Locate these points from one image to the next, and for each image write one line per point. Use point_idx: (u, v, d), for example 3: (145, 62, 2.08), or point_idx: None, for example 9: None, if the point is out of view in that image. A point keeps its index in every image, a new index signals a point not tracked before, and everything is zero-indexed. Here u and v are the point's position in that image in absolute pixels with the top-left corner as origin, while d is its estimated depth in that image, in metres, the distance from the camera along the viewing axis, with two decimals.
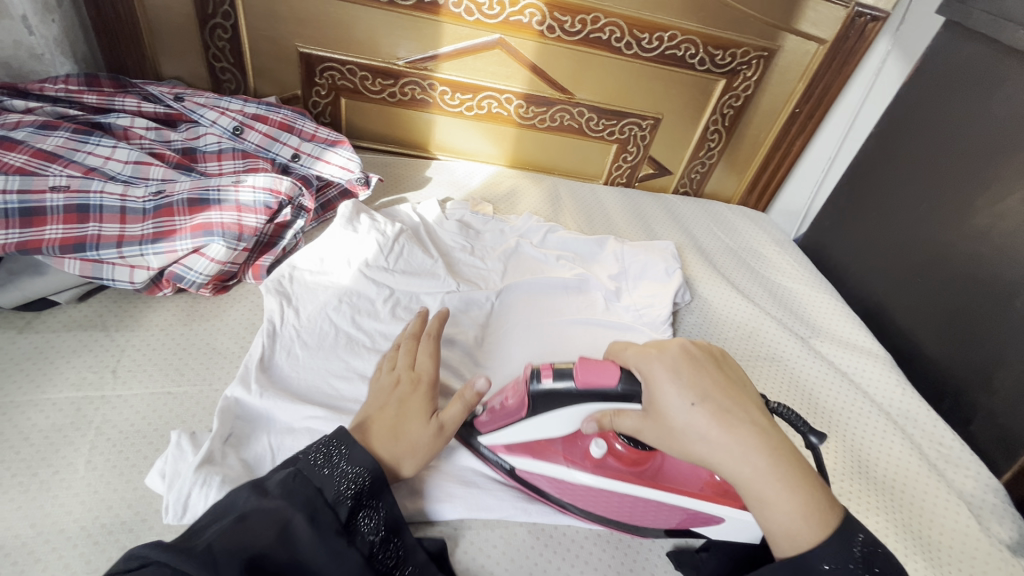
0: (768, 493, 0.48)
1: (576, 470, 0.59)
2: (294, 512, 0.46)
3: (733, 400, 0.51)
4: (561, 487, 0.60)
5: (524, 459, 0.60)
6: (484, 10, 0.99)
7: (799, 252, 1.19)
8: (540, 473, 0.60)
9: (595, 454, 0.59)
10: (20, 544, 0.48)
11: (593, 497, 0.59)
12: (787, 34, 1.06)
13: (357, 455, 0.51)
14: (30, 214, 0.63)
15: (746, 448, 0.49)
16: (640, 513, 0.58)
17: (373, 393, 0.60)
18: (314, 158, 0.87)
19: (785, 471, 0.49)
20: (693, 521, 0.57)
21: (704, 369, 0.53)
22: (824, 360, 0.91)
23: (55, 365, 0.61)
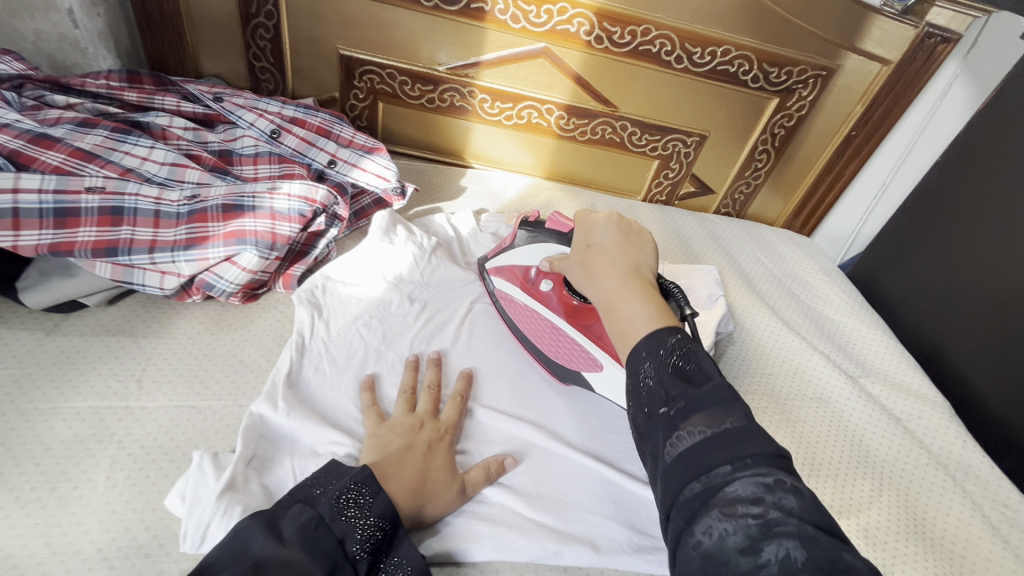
0: (616, 303, 0.55)
1: (527, 295, 0.73)
2: (315, 567, 0.42)
3: (617, 248, 0.60)
4: (516, 308, 0.75)
5: (501, 279, 0.76)
6: (531, 17, 0.96)
7: (848, 281, 1.13)
8: (507, 291, 0.75)
9: (545, 289, 0.73)
10: (35, 564, 0.46)
11: (530, 323, 0.73)
12: (849, 53, 1.00)
13: (379, 504, 0.48)
14: (64, 215, 0.61)
15: (606, 271, 0.58)
16: (554, 343, 0.71)
17: (391, 430, 0.58)
18: (350, 165, 0.85)
19: (634, 289, 0.55)
20: (585, 363, 0.69)
21: (607, 227, 0.62)
22: (874, 402, 0.85)
23: (81, 372, 0.60)
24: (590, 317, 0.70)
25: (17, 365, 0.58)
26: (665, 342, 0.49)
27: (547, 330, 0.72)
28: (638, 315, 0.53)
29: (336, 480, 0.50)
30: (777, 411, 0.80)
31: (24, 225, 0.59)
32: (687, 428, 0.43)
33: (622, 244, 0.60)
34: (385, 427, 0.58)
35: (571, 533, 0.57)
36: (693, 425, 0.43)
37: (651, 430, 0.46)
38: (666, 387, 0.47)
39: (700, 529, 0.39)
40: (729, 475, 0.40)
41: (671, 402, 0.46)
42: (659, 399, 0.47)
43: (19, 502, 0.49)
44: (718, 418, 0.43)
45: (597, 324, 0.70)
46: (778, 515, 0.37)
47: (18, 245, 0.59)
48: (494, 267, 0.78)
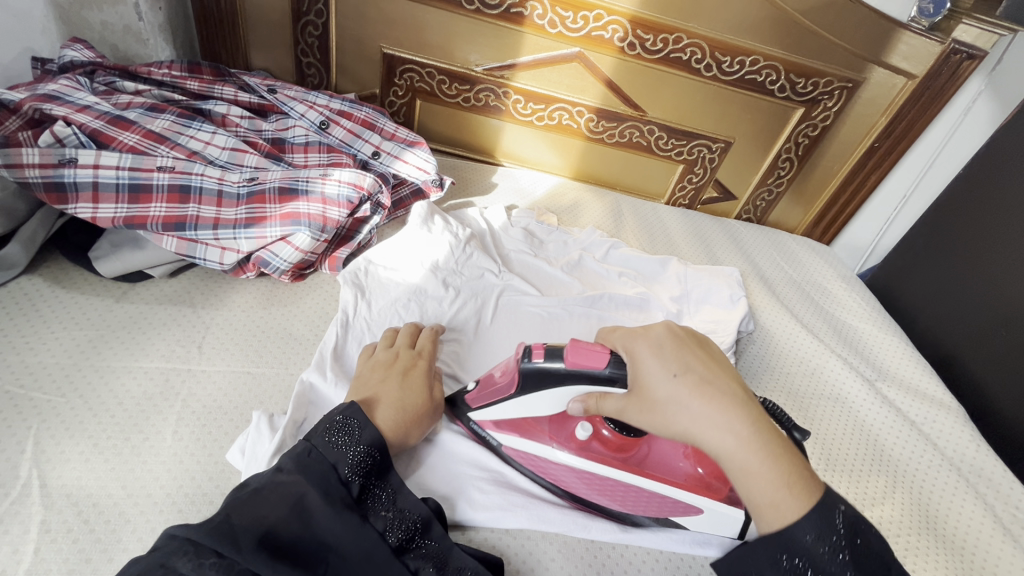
0: (752, 464, 0.47)
1: (559, 450, 0.61)
2: (309, 486, 0.46)
3: (711, 374, 0.51)
4: (546, 469, 0.62)
5: (511, 438, 0.62)
6: (568, 23, 1.00)
7: (866, 289, 1.15)
8: (525, 450, 0.62)
9: (580, 436, 0.61)
10: (113, 504, 0.50)
11: (575, 478, 0.61)
12: (875, 66, 1.03)
13: (368, 434, 0.51)
14: (137, 190, 0.67)
15: (726, 421, 0.48)
16: (620, 499, 0.60)
17: (368, 368, 0.61)
18: (393, 157, 0.89)
19: (769, 443, 0.47)
20: (671, 508, 0.59)
21: (682, 343, 0.53)
22: (889, 405, 0.88)
23: (147, 336, 0.64)
24: (631, 447, 0.62)
25: (91, 327, 0.63)
26: (834, 522, 0.45)
27: (602, 484, 0.60)
28: (783, 481, 0.46)
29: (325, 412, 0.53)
30: (795, 411, 0.83)
31: (103, 198, 0.66)
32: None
33: (710, 367, 0.52)
34: (363, 367, 0.61)
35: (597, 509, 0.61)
36: None
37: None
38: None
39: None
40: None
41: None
42: None
43: (97, 447, 0.54)
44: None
45: (642, 450, 0.62)
46: None
47: (96, 216, 0.65)
48: (488, 420, 0.63)
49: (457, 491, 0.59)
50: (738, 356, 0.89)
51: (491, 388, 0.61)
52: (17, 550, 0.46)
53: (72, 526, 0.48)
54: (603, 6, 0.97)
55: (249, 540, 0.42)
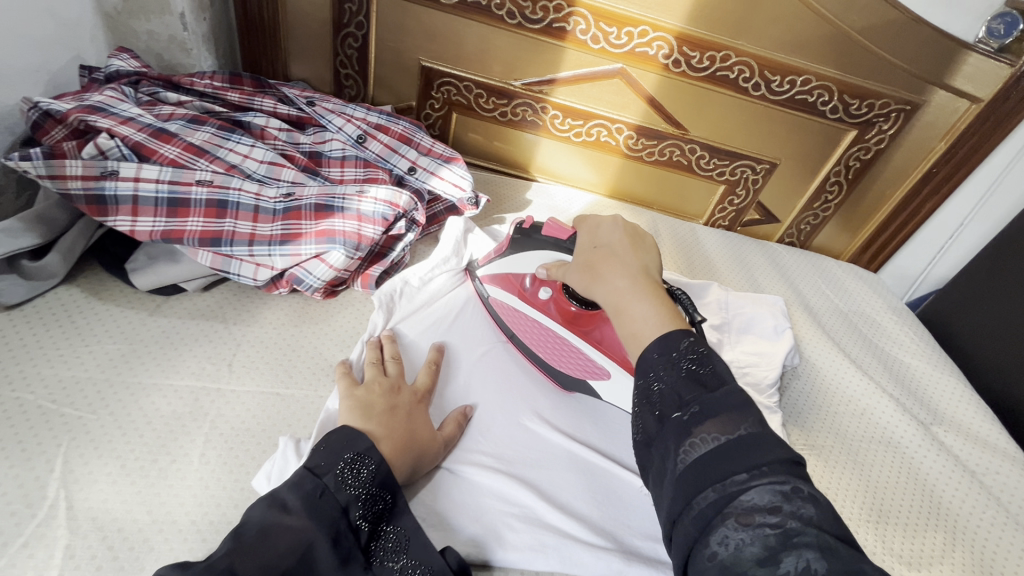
0: (626, 304, 0.54)
1: (525, 304, 0.73)
2: (318, 534, 0.45)
3: (624, 250, 0.60)
4: (512, 317, 0.74)
5: (497, 287, 0.75)
6: (611, 39, 0.97)
7: (919, 323, 1.08)
8: (502, 299, 0.75)
9: (542, 297, 0.72)
10: (138, 530, 0.49)
11: (531, 332, 0.73)
12: (936, 88, 0.97)
13: (381, 473, 0.51)
14: (175, 205, 0.66)
15: (614, 274, 0.57)
16: (555, 354, 0.71)
17: (371, 391, 0.59)
18: (429, 173, 0.87)
19: (644, 290, 0.54)
20: (591, 372, 0.69)
21: (616, 228, 0.63)
22: (947, 452, 0.82)
23: (178, 352, 0.64)
24: (588, 324, 0.69)
25: (124, 341, 0.63)
26: (678, 345, 0.48)
27: (548, 341, 0.71)
28: (649, 318, 0.52)
29: (340, 442, 0.51)
30: (845, 454, 0.78)
31: (142, 211, 0.65)
32: (700, 434, 0.42)
33: (628, 243, 0.60)
34: (362, 389, 0.59)
35: (635, 556, 0.57)
36: (707, 430, 0.42)
37: (662, 435, 0.44)
38: (679, 390, 0.45)
39: (715, 539, 0.37)
40: (746, 482, 0.39)
41: (684, 406, 0.44)
42: (673, 404, 0.45)
43: (125, 469, 0.52)
44: (732, 423, 0.42)
45: (597, 332, 0.69)
46: (796, 524, 0.36)
47: (134, 230, 0.65)
48: (487, 274, 0.77)
49: (487, 529, 0.56)
50: (782, 391, 0.85)
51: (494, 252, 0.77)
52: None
53: (96, 552, 0.47)
54: (648, 22, 0.94)
55: None
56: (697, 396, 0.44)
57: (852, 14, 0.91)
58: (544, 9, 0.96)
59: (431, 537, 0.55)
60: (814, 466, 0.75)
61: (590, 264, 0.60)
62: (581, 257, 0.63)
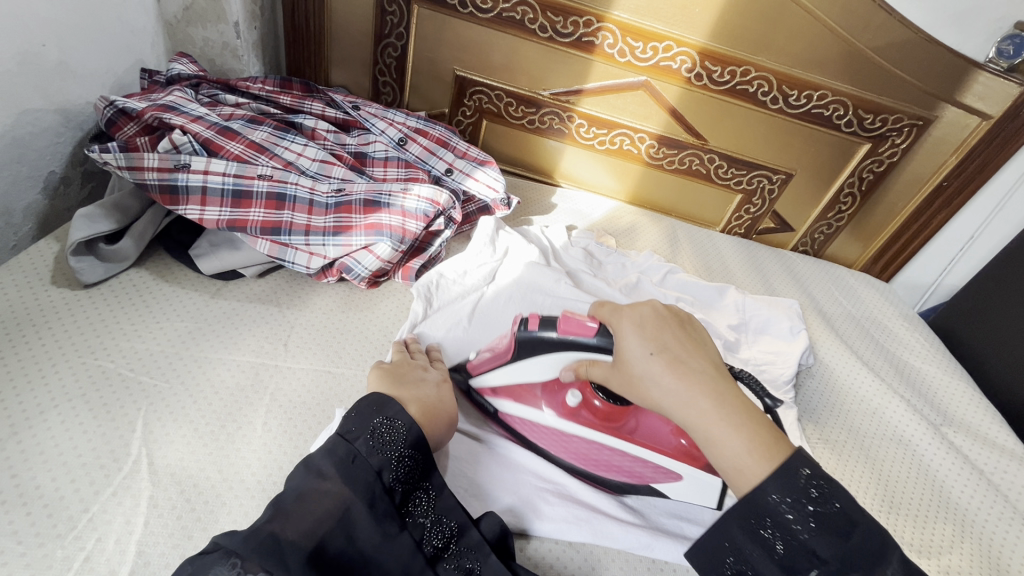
0: (717, 433, 0.50)
1: (551, 416, 0.67)
2: (354, 497, 0.48)
3: (686, 351, 0.54)
4: (538, 433, 0.67)
5: (507, 403, 0.69)
6: (637, 53, 1.03)
7: (930, 331, 1.12)
8: (518, 414, 0.68)
9: (569, 403, 0.67)
10: (212, 486, 0.54)
11: (565, 448, 0.66)
12: (947, 105, 1.01)
13: (409, 436, 0.53)
14: (239, 197, 0.72)
15: (690, 393, 0.51)
16: (602, 464, 0.65)
17: (399, 365, 0.64)
18: (465, 175, 0.93)
19: (734, 413, 0.50)
20: (648, 471, 0.64)
21: (661, 321, 0.57)
22: (957, 451, 0.85)
23: (239, 331, 0.69)
24: (620, 417, 0.67)
25: (190, 319, 0.68)
26: (798, 481, 0.47)
27: (589, 450, 0.66)
28: (748, 451, 0.48)
29: (368, 410, 0.54)
30: (858, 449, 0.82)
31: (209, 201, 0.71)
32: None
33: (687, 345, 0.55)
34: (402, 365, 0.64)
35: (660, 531, 0.61)
36: None
37: None
38: (816, 545, 0.45)
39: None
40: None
41: (823, 564, 0.45)
42: (807, 559, 0.45)
43: (197, 431, 0.58)
44: (873, 574, 0.44)
45: (631, 422, 0.67)
46: None
47: (203, 217, 0.71)
48: (488, 387, 0.69)
49: (523, 501, 0.61)
50: (797, 389, 0.89)
51: (489, 357, 0.69)
52: (130, 522, 0.50)
53: (176, 503, 0.52)
54: (673, 38, 1.00)
55: (298, 561, 0.43)
56: (834, 554, 0.45)
57: (867, 34, 0.96)
58: (574, 24, 1.02)
59: (472, 505, 0.59)
60: (829, 460, 0.79)
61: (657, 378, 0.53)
62: (640, 365, 0.54)
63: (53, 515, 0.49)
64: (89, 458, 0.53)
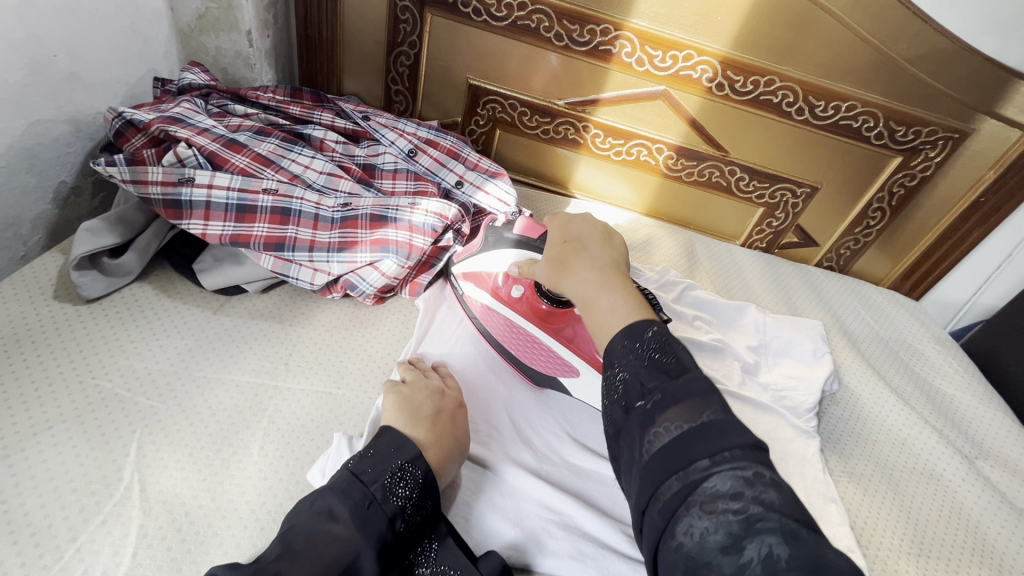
0: (594, 296, 0.57)
1: (499, 301, 0.73)
2: (365, 545, 0.46)
3: (592, 245, 0.63)
4: (486, 314, 0.75)
5: (469, 286, 0.76)
6: (656, 62, 1.00)
7: (963, 354, 1.06)
8: (475, 296, 0.75)
9: (515, 295, 0.73)
10: (204, 515, 0.52)
11: (501, 329, 0.73)
12: (985, 117, 0.96)
13: (425, 484, 0.52)
14: (244, 211, 0.71)
15: (581, 268, 0.60)
16: (525, 351, 0.72)
17: (418, 391, 0.62)
18: (475, 187, 0.90)
19: (611, 284, 0.57)
20: (560, 368, 0.70)
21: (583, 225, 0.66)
22: (991, 487, 0.80)
23: (239, 349, 0.67)
24: (561, 321, 0.71)
25: (190, 337, 0.67)
26: (644, 335, 0.51)
27: (519, 337, 0.72)
28: (615, 310, 0.54)
29: (388, 453, 0.53)
30: (885, 484, 0.77)
31: (213, 216, 0.70)
32: (664, 424, 0.45)
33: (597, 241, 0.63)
34: (406, 387, 0.62)
35: None
36: (671, 420, 0.44)
37: (628, 425, 0.47)
38: (644, 380, 0.48)
39: (682, 529, 0.40)
40: (708, 469, 0.41)
41: (648, 396, 0.47)
42: (637, 395, 0.48)
43: (192, 457, 0.56)
44: (694, 412, 0.44)
45: (569, 329, 0.71)
46: (757, 510, 0.38)
47: (206, 232, 0.70)
48: (463, 272, 0.77)
49: (528, 534, 0.58)
50: (819, 415, 0.84)
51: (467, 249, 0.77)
52: (118, 553, 0.48)
53: (166, 533, 0.50)
54: (693, 47, 0.96)
55: None
56: (657, 385, 0.47)
57: (900, 43, 0.91)
58: (592, 33, 0.99)
59: (472, 540, 0.57)
60: (851, 493, 0.75)
61: (559, 260, 0.62)
62: (550, 253, 0.64)
63: (40, 544, 0.48)
64: (80, 484, 0.52)
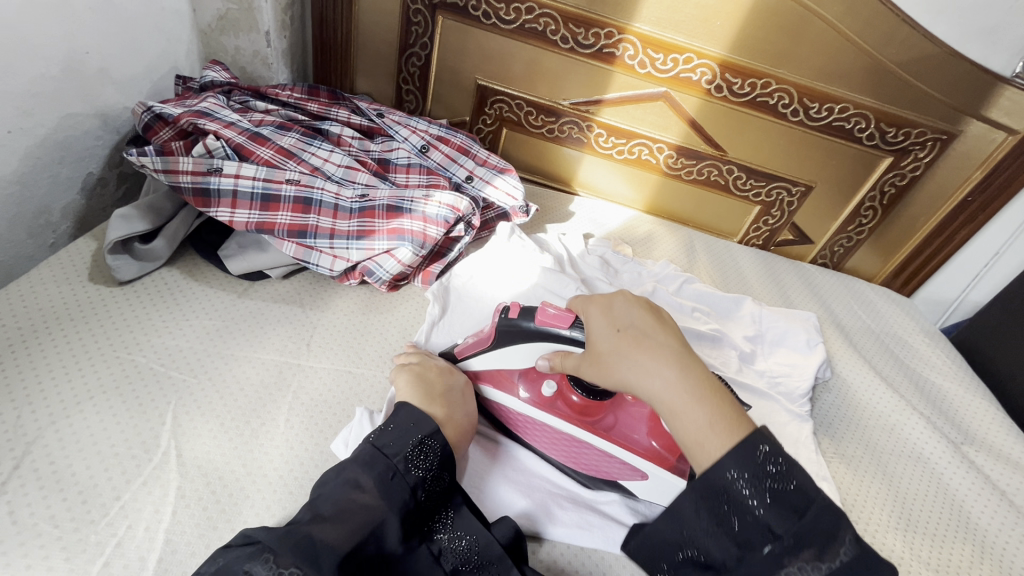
0: (680, 407, 0.52)
1: (528, 406, 0.66)
2: (388, 512, 0.50)
3: (653, 329, 0.57)
4: (519, 422, 0.68)
5: (490, 391, 0.69)
6: (657, 64, 1.04)
7: (953, 348, 1.10)
8: (502, 403, 0.68)
9: (546, 393, 0.66)
10: (236, 479, 0.56)
11: (539, 438, 0.67)
12: (972, 119, 1.00)
13: (443, 459, 0.55)
14: (268, 200, 0.75)
15: (656, 368, 0.54)
16: (578, 459, 0.65)
17: (430, 369, 0.66)
18: (485, 182, 0.94)
19: (695, 390, 0.52)
20: (620, 471, 0.63)
21: (628, 306, 0.59)
22: (978, 471, 0.84)
23: (264, 330, 0.71)
24: (598, 413, 0.66)
25: (218, 318, 0.71)
26: (756, 459, 0.49)
27: (562, 443, 0.66)
28: (710, 424, 0.51)
29: (408, 428, 0.56)
30: (875, 466, 0.81)
31: (239, 204, 0.74)
32: (798, 565, 0.46)
33: (655, 324, 0.57)
34: (419, 366, 0.66)
35: None
36: (806, 564, 0.46)
37: (750, 565, 0.47)
38: (770, 521, 0.47)
39: None
40: None
41: (776, 539, 0.47)
42: (761, 535, 0.47)
43: (224, 426, 0.60)
44: (828, 553, 0.46)
45: (608, 418, 0.67)
46: None
47: (233, 220, 0.74)
48: (473, 372, 0.70)
49: (538, 505, 0.61)
50: (813, 402, 0.88)
51: (471, 342, 0.69)
52: (159, 511, 0.52)
53: (202, 495, 0.54)
54: (693, 50, 1.01)
55: (329, 562, 0.45)
56: (787, 530, 0.47)
57: (890, 48, 0.96)
58: (596, 36, 1.03)
59: (486, 510, 0.60)
60: (843, 474, 0.78)
61: (620, 353, 0.56)
62: (606, 342, 0.57)
63: (87, 501, 0.51)
64: (121, 448, 0.55)
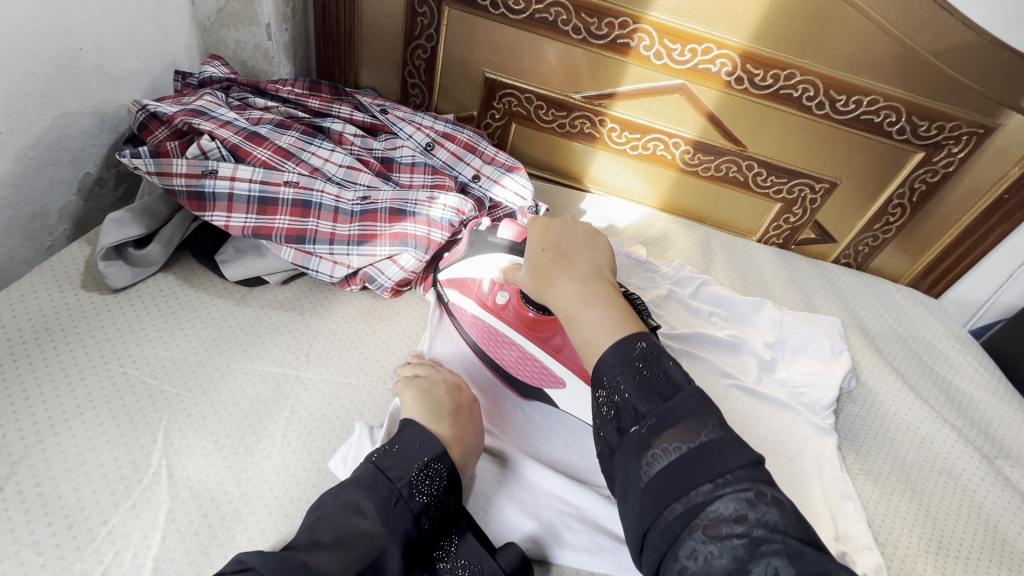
0: (577, 311, 0.56)
1: (481, 307, 0.70)
2: (390, 541, 0.48)
3: (575, 250, 0.62)
4: (473, 324, 0.71)
5: (453, 293, 0.72)
6: (674, 55, 0.99)
7: (985, 354, 1.05)
8: (461, 305, 0.72)
9: (500, 301, 0.70)
10: (230, 501, 0.53)
11: (495, 346, 0.70)
12: (1011, 112, 0.94)
13: (450, 483, 0.53)
14: (265, 204, 0.72)
15: (564, 278, 0.59)
16: (515, 365, 0.69)
17: (438, 384, 0.62)
18: (492, 182, 0.90)
19: (594, 296, 0.56)
20: (548, 380, 0.67)
21: (564, 229, 0.65)
22: (1012, 487, 0.79)
23: (262, 339, 0.68)
24: (548, 330, 0.68)
25: (214, 327, 0.68)
26: (632, 352, 0.50)
27: (506, 349, 0.69)
28: (600, 325, 0.54)
29: (413, 449, 0.53)
30: (902, 482, 0.77)
31: (235, 208, 0.71)
32: (661, 445, 0.45)
33: (581, 246, 0.63)
34: (425, 379, 0.63)
35: None
36: (667, 442, 0.45)
37: (622, 449, 0.47)
38: (636, 404, 0.48)
39: (685, 553, 0.41)
40: (711, 493, 0.42)
41: (641, 419, 0.47)
42: (631, 417, 0.48)
43: (217, 445, 0.57)
44: (691, 432, 0.45)
45: (558, 338, 0.69)
46: (762, 532, 0.40)
47: (229, 224, 0.71)
48: (445, 279, 0.74)
49: (546, 527, 0.58)
50: (838, 413, 0.84)
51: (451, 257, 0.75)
52: (148, 536, 0.49)
53: (193, 519, 0.51)
54: (713, 40, 0.95)
55: None
56: (650, 407, 0.47)
57: (925, 36, 0.89)
58: (609, 25, 0.98)
59: (491, 531, 0.57)
60: (870, 493, 0.74)
61: (540, 268, 0.61)
62: (531, 260, 0.63)
63: (73, 526, 0.49)
64: (110, 469, 0.53)
